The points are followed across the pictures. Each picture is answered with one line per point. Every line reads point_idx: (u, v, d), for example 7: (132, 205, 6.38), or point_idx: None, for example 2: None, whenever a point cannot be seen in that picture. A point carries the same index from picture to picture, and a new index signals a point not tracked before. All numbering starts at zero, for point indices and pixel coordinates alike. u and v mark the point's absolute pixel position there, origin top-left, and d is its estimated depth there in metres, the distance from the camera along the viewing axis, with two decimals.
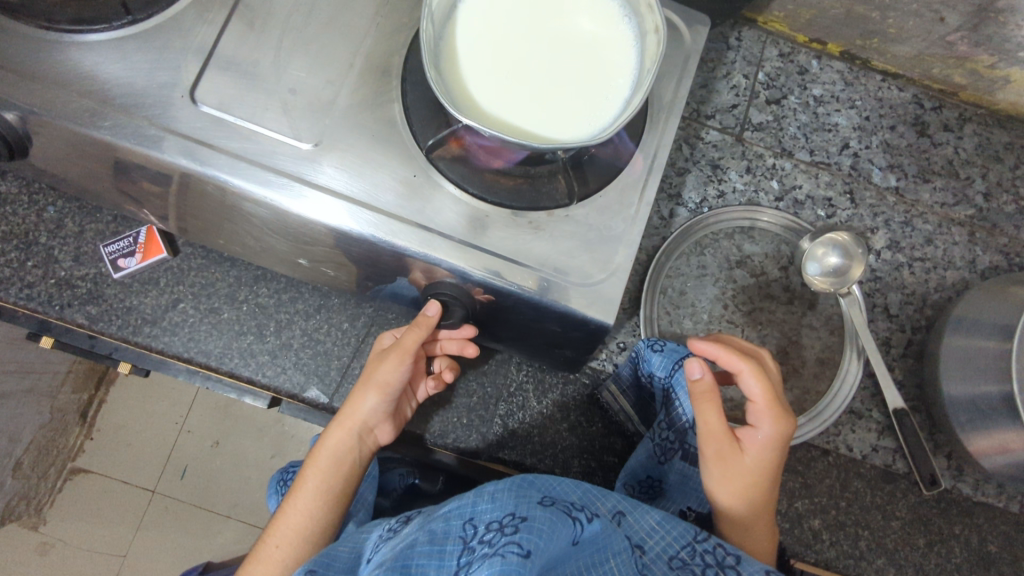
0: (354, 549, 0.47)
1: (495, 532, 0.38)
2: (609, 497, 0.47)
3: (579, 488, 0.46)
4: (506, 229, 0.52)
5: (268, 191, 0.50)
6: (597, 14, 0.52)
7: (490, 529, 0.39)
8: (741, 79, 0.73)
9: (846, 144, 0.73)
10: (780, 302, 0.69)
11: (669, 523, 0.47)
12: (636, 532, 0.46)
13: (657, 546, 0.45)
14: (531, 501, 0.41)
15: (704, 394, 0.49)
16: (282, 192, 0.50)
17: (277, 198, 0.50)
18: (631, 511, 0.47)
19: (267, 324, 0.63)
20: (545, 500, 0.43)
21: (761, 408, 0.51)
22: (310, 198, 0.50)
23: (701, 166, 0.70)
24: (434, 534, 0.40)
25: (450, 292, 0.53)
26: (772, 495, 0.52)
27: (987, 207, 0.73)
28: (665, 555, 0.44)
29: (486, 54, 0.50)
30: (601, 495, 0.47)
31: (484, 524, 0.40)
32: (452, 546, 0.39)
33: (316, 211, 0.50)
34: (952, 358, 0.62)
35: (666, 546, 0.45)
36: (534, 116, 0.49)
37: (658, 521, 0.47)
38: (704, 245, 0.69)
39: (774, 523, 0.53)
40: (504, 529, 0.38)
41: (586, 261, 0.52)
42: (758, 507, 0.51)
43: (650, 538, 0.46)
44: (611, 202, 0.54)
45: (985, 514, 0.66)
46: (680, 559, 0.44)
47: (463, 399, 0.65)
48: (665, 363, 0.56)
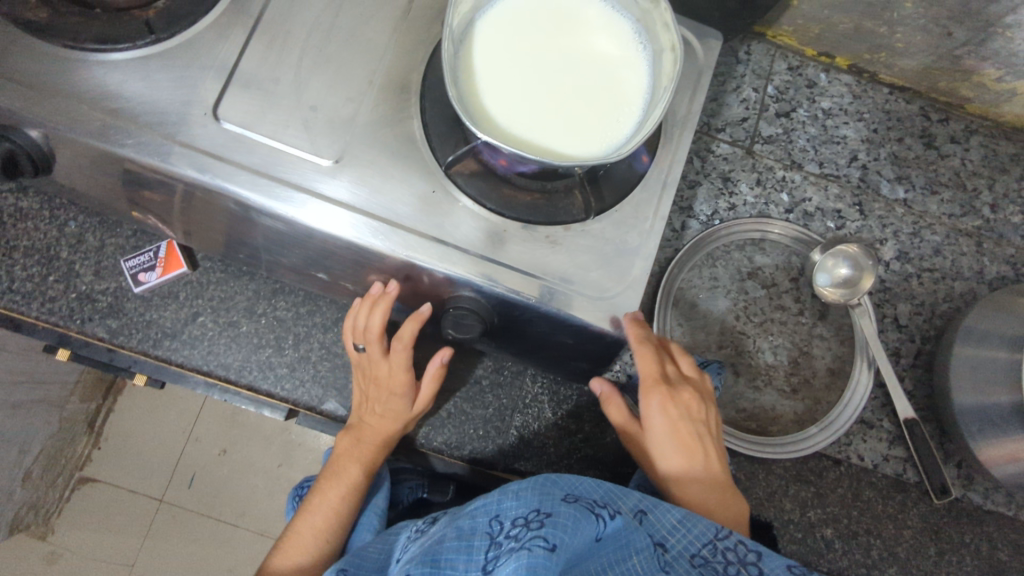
0: (382, 551, 0.49)
1: (521, 527, 0.39)
2: (630, 497, 0.47)
3: (600, 487, 0.46)
4: (524, 244, 0.54)
5: (276, 204, 0.51)
6: (612, 31, 0.53)
7: (517, 524, 0.40)
8: (751, 93, 0.74)
9: (855, 157, 0.73)
10: (791, 313, 0.69)
11: (691, 521, 0.46)
12: (657, 531, 0.45)
13: (679, 544, 0.45)
14: (555, 497, 0.42)
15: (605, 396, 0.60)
16: (288, 203, 0.51)
17: (298, 211, 0.51)
18: (652, 510, 0.47)
19: (285, 337, 0.63)
20: (569, 497, 0.43)
21: (646, 384, 0.57)
22: (314, 208, 0.51)
23: (712, 179, 0.70)
24: (462, 530, 0.42)
25: (470, 304, 0.54)
26: (702, 463, 0.56)
27: (994, 218, 0.74)
28: (687, 553, 0.44)
29: (502, 71, 0.51)
30: (623, 494, 0.47)
31: (510, 520, 0.41)
32: (479, 540, 0.40)
33: (320, 220, 0.51)
34: (962, 367, 0.63)
35: (688, 544, 0.45)
36: (550, 134, 0.50)
37: (679, 519, 0.46)
38: (715, 257, 0.70)
39: (733, 498, 0.55)
40: (530, 524, 0.39)
41: (602, 275, 0.54)
42: (681, 474, 0.55)
43: (672, 535, 0.45)
44: (626, 216, 0.56)
45: (995, 522, 0.66)
46: (701, 557, 0.44)
47: (479, 411, 0.64)
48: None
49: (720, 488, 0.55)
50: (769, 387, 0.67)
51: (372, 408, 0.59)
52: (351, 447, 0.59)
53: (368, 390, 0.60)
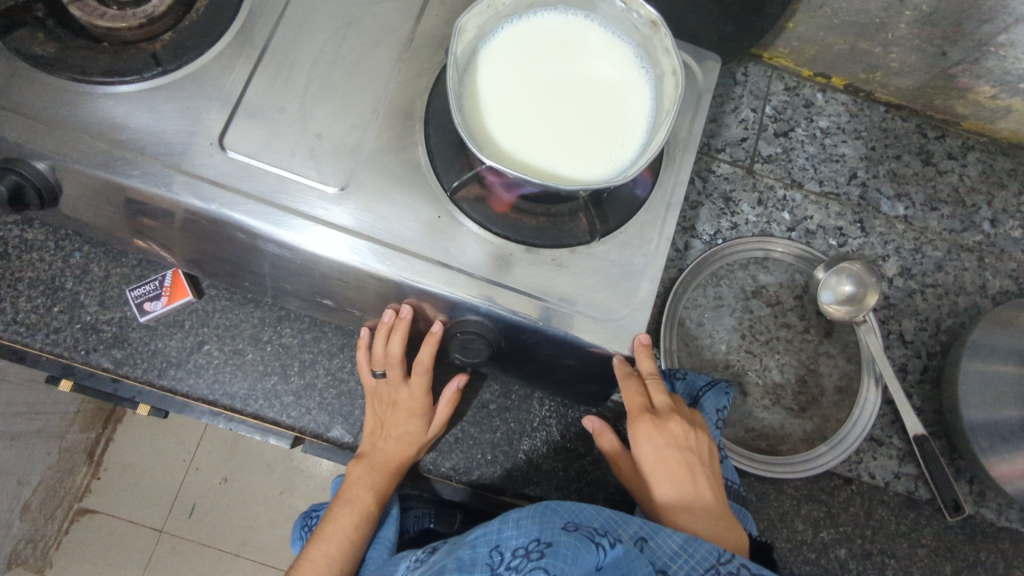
0: None
1: (521, 558, 0.42)
2: (630, 524, 0.47)
3: (600, 515, 0.47)
4: (530, 267, 0.54)
5: (277, 230, 0.51)
6: (613, 56, 0.54)
7: (517, 555, 0.43)
8: (750, 113, 0.74)
9: (854, 174, 0.74)
10: (797, 331, 0.69)
11: (693, 545, 0.45)
12: (659, 558, 0.45)
13: (681, 571, 0.44)
14: (556, 526, 0.44)
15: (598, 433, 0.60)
16: (287, 228, 0.51)
17: (295, 236, 0.51)
18: (653, 536, 0.46)
19: (291, 364, 0.62)
20: (569, 525, 0.45)
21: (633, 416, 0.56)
22: (313, 232, 0.51)
23: (713, 199, 0.71)
24: (463, 561, 0.45)
25: (477, 328, 0.54)
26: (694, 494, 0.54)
27: (995, 233, 0.74)
28: None
29: (506, 97, 0.51)
30: (623, 522, 0.47)
31: (511, 550, 0.44)
32: (481, 572, 0.44)
33: (318, 244, 0.51)
34: (970, 382, 0.63)
35: (691, 571, 0.44)
36: (555, 157, 0.50)
37: (681, 544, 0.45)
38: (719, 276, 0.69)
39: (734, 526, 0.53)
40: (530, 555, 0.42)
41: (609, 297, 0.54)
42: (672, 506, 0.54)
43: (674, 562, 0.44)
44: (631, 237, 0.56)
45: (1010, 539, 0.66)
46: None
47: (486, 435, 0.63)
48: (688, 391, 0.61)
49: (716, 519, 0.53)
50: (777, 406, 0.66)
51: (387, 433, 0.59)
52: (364, 472, 0.58)
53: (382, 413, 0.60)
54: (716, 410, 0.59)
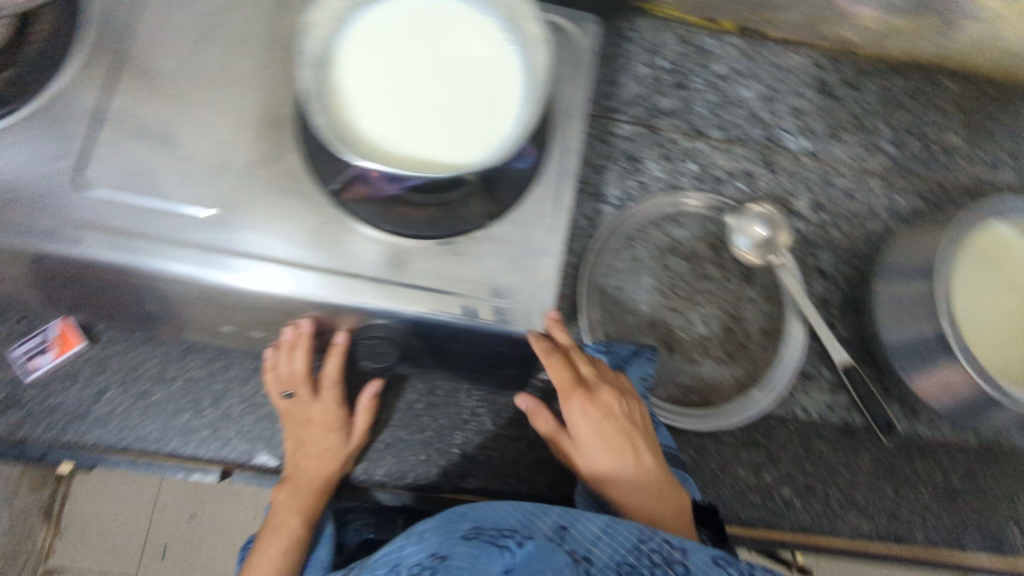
0: None
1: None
2: (552, 515, 0.48)
3: (517, 512, 0.48)
4: (426, 261, 0.52)
5: (204, 270, 0.49)
6: (479, 30, 0.51)
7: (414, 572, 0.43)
8: (644, 69, 0.73)
9: (755, 115, 0.73)
10: (716, 280, 0.69)
11: (613, 529, 0.46)
12: (581, 544, 0.46)
13: (604, 554, 0.45)
14: (454, 537, 0.45)
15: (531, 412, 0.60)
16: (221, 268, 0.49)
17: (221, 274, 0.49)
18: (574, 523, 0.47)
19: (203, 397, 0.60)
20: (472, 531, 0.46)
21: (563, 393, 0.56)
22: (255, 271, 0.49)
23: (618, 161, 0.70)
24: None
25: (382, 331, 0.52)
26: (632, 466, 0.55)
27: (899, 154, 0.74)
28: (612, 563, 0.44)
29: (371, 91, 0.49)
30: (543, 513, 0.48)
31: (408, 567, 0.44)
32: None
33: (260, 282, 0.49)
34: (886, 306, 0.64)
35: (613, 553, 0.45)
36: (429, 146, 0.48)
37: (602, 528, 0.47)
38: (633, 238, 0.68)
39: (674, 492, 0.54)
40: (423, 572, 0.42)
41: (512, 279, 0.53)
42: (617, 481, 0.55)
43: (596, 547, 0.45)
44: (527, 215, 0.54)
45: (945, 450, 0.67)
46: (628, 565, 0.44)
47: (416, 435, 0.62)
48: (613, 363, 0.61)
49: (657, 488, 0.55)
50: (706, 358, 0.66)
51: (307, 452, 0.59)
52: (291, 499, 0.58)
53: (302, 432, 0.59)
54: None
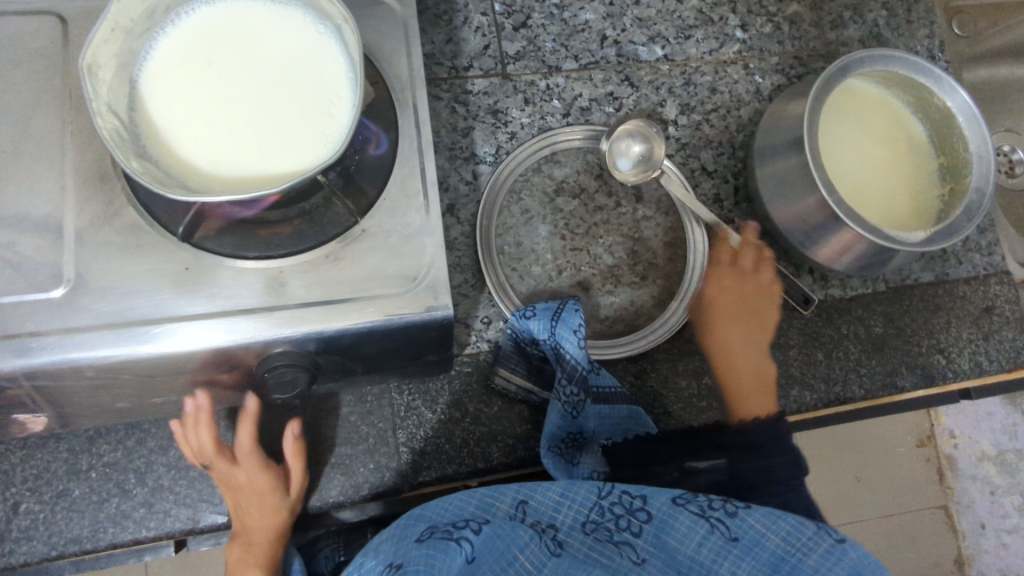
0: None
1: None
2: (508, 493, 0.52)
3: (475, 500, 0.51)
4: (305, 277, 0.50)
5: (123, 346, 0.46)
6: (282, 24, 0.48)
7: None
8: (481, 18, 0.70)
9: (604, 36, 0.72)
10: (610, 208, 0.68)
11: (571, 492, 0.51)
12: (542, 514, 0.51)
13: (567, 519, 0.51)
14: (409, 542, 0.47)
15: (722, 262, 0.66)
16: (144, 340, 0.47)
17: (152, 346, 0.47)
18: (533, 496, 0.52)
19: (127, 477, 0.57)
20: (426, 531, 0.48)
21: (712, 270, 0.66)
22: (183, 332, 0.47)
23: (482, 118, 0.68)
24: None
25: (285, 360, 0.50)
26: (717, 340, 0.65)
27: (748, 37, 0.75)
28: (578, 524, 0.50)
29: (189, 120, 0.46)
30: (501, 494, 0.52)
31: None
32: None
33: (190, 343, 0.47)
34: (770, 187, 0.65)
35: (576, 515, 0.51)
36: (266, 158, 0.45)
37: (560, 494, 0.51)
38: (518, 190, 0.68)
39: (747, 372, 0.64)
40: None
41: (400, 267, 0.51)
42: (728, 345, 0.64)
43: (559, 513, 0.51)
44: (397, 199, 0.53)
45: (861, 304, 0.70)
46: (591, 523, 0.50)
47: (358, 447, 0.61)
48: (542, 324, 0.57)
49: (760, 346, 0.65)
50: (620, 286, 0.67)
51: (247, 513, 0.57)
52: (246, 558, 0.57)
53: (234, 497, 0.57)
54: (573, 332, 0.56)
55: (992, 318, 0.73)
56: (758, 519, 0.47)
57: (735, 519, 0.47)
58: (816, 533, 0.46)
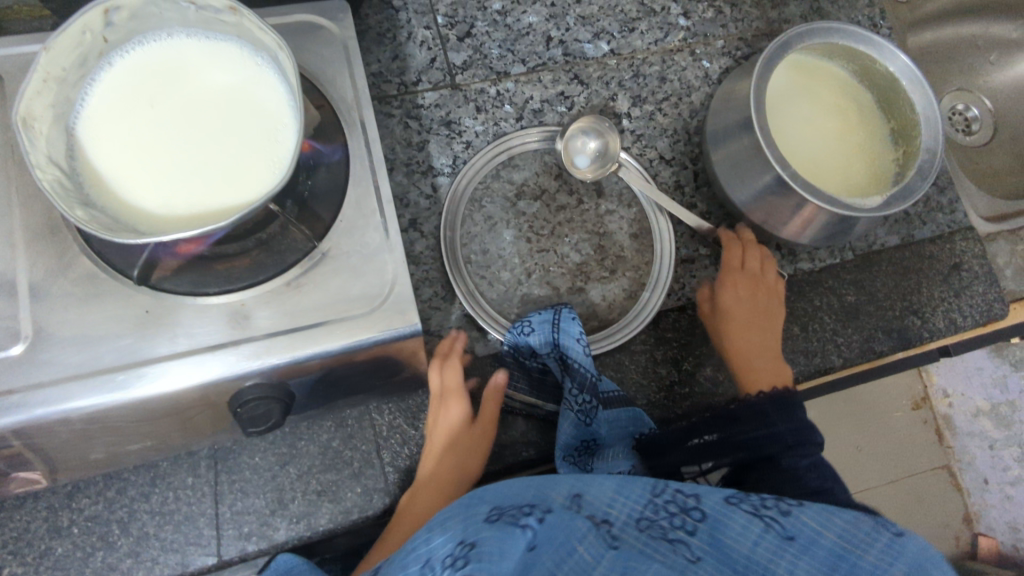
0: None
1: (449, 568, 0.38)
2: (562, 486, 0.49)
3: (529, 490, 0.48)
4: (268, 306, 0.50)
5: (107, 395, 0.46)
6: (219, 60, 0.48)
7: (445, 566, 0.38)
8: (424, 32, 0.70)
9: (549, 37, 0.73)
10: (573, 207, 0.68)
11: (625, 488, 0.50)
12: (596, 509, 0.48)
13: (621, 514, 0.48)
14: (477, 522, 0.42)
15: (733, 268, 0.66)
16: (131, 385, 0.46)
17: (153, 389, 0.47)
18: (585, 490, 0.50)
19: (111, 528, 0.56)
20: (492, 513, 0.44)
21: (729, 276, 0.66)
22: (166, 374, 0.47)
23: (435, 130, 0.68)
24: None
25: (257, 393, 0.50)
26: (734, 344, 0.65)
27: (692, 24, 0.76)
28: (631, 519, 0.48)
29: (132, 164, 0.45)
30: (554, 486, 0.49)
31: (441, 563, 0.39)
32: None
33: (174, 384, 0.47)
34: (725, 169, 0.66)
35: (631, 510, 0.49)
36: (214, 192, 0.45)
37: (614, 489, 0.50)
38: (479, 198, 0.67)
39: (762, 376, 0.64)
40: (456, 563, 0.38)
41: (363, 287, 0.51)
42: (745, 350, 0.64)
43: (613, 508, 0.49)
44: (353, 219, 0.53)
45: (831, 274, 0.71)
46: (646, 520, 0.48)
47: (343, 473, 0.59)
48: (545, 337, 0.60)
49: (776, 346, 0.66)
50: (591, 282, 0.67)
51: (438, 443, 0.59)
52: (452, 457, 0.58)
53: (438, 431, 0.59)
54: (576, 339, 0.60)
55: (962, 274, 0.74)
56: (813, 515, 0.48)
57: (791, 518, 0.48)
58: (873, 529, 0.48)
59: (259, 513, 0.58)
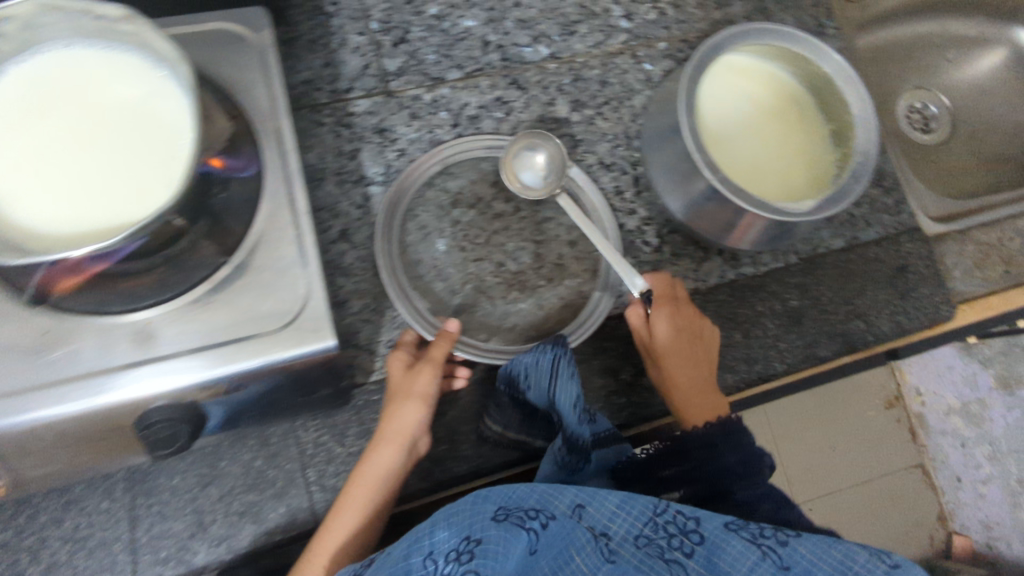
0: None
1: (454, 562, 0.42)
2: (565, 493, 0.51)
3: (535, 492, 0.50)
4: (174, 325, 0.48)
5: (83, 399, 0.46)
6: (120, 72, 0.46)
7: (450, 560, 0.42)
8: (358, 38, 0.68)
9: (487, 42, 0.71)
10: (510, 215, 0.67)
11: (628, 503, 0.51)
12: (598, 521, 0.50)
13: (621, 527, 0.50)
14: (484, 520, 0.45)
15: (661, 296, 0.63)
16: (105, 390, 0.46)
17: (112, 396, 0.46)
18: (590, 500, 0.51)
19: (22, 556, 0.55)
20: (499, 513, 0.47)
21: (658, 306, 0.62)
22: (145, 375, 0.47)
23: (368, 138, 0.66)
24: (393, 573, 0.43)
25: (163, 414, 0.48)
26: (675, 378, 0.61)
27: (635, 26, 0.74)
28: (630, 535, 0.50)
29: (22, 181, 0.44)
30: (559, 493, 0.51)
31: (444, 555, 0.43)
32: None
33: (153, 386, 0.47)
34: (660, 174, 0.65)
35: (630, 526, 0.50)
36: (108, 211, 0.44)
37: (618, 503, 0.51)
38: (414, 208, 0.65)
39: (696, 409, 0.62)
40: (462, 557, 0.42)
41: (276, 303, 0.50)
42: (678, 381, 0.61)
43: (613, 522, 0.50)
44: (264, 234, 0.51)
45: (773, 279, 0.70)
46: (645, 537, 0.50)
47: (264, 492, 0.58)
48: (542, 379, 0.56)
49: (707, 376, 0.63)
50: (528, 292, 0.66)
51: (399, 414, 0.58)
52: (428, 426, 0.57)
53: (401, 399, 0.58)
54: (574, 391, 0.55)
55: (908, 276, 0.73)
56: (811, 547, 0.48)
57: (787, 549, 0.48)
58: (869, 559, 0.47)
59: (177, 537, 0.56)
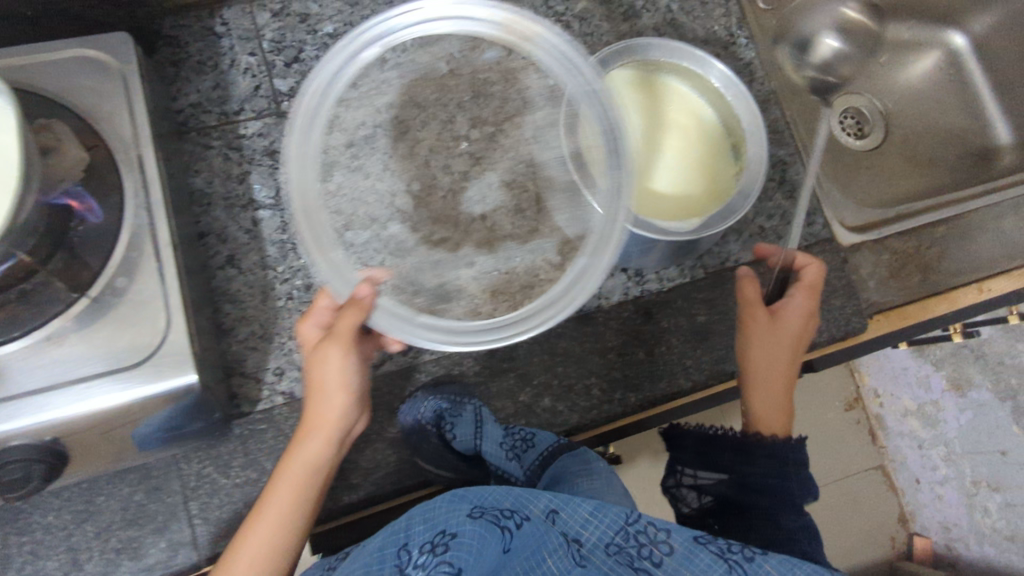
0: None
1: (427, 553, 0.44)
2: (542, 498, 0.51)
3: (513, 493, 0.50)
4: (27, 361, 0.47)
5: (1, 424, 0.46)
6: None
7: (422, 551, 0.44)
8: (249, 59, 0.67)
9: None
10: (406, 236, 0.66)
11: (603, 510, 0.50)
12: (571, 527, 0.50)
13: (595, 535, 0.49)
14: (461, 516, 0.46)
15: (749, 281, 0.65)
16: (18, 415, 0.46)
17: (24, 422, 0.46)
18: (564, 506, 0.50)
19: None
20: (476, 510, 0.48)
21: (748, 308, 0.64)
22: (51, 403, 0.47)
23: (258, 161, 0.65)
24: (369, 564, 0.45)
25: (20, 453, 0.48)
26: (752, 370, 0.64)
27: None
28: (602, 543, 0.49)
29: None
30: (535, 496, 0.51)
31: (418, 547, 0.45)
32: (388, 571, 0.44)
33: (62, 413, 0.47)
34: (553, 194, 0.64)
35: (603, 534, 0.49)
36: None
37: (591, 510, 0.50)
38: (305, 230, 0.64)
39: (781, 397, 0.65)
40: (436, 548, 0.44)
41: (132, 338, 0.49)
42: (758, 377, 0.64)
43: (586, 529, 0.50)
44: (119, 268, 0.49)
45: (679, 294, 0.69)
46: (615, 545, 0.49)
47: (144, 527, 0.58)
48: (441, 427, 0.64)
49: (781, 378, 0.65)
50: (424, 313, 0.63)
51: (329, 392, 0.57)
52: (349, 412, 0.57)
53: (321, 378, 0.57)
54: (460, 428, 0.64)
55: None
56: (776, 568, 0.47)
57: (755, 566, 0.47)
58: None
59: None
